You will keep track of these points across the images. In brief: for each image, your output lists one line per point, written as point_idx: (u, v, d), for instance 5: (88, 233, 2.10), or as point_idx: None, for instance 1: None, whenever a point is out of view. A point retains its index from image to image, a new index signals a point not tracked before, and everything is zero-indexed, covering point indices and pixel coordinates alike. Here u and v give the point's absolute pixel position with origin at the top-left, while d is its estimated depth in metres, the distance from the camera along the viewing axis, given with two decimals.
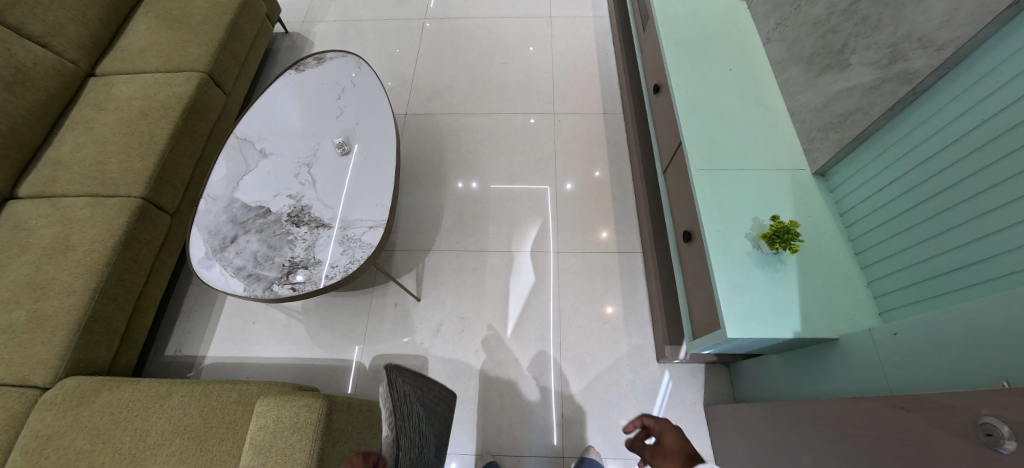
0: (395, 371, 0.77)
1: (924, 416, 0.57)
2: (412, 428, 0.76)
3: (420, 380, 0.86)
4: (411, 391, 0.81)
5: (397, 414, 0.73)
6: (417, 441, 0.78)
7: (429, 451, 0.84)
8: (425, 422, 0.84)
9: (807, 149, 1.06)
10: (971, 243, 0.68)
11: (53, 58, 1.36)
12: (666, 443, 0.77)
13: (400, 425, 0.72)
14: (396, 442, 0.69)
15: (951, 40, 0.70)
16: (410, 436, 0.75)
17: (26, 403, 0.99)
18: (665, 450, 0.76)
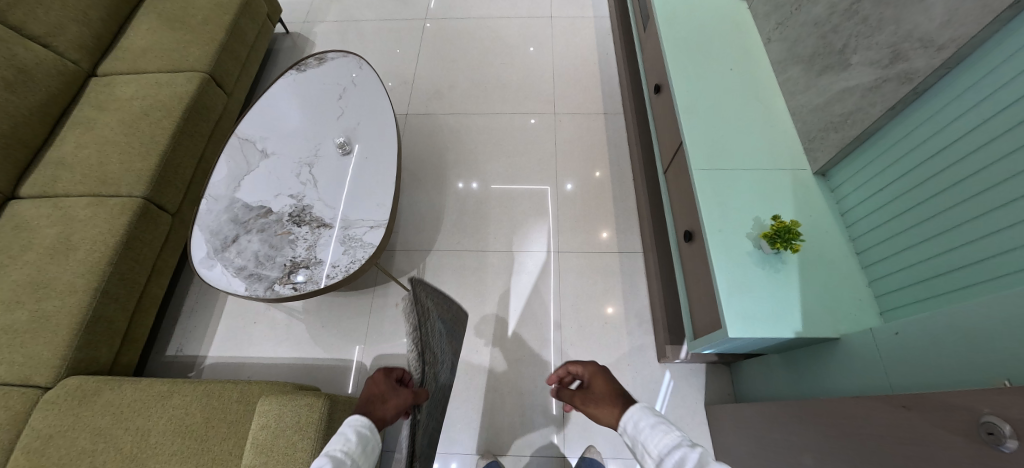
0: (421, 288, 0.78)
1: (926, 415, 0.57)
2: (435, 344, 0.78)
3: (443, 298, 0.87)
4: (436, 310, 0.82)
5: (423, 329, 0.74)
6: (439, 356, 0.81)
7: (448, 364, 0.88)
8: (446, 339, 0.86)
9: (808, 149, 1.06)
10: (970, 242, 0.68)
11: (54, 58, 1.36)
12: (596, 386, 0.77)
13: (426, 341, 0.74)
14: (422, 358, 0.71)
15: (951, 40, 0.70)
16: (435, 352, 0.78)
17: (28, 402, 0.99)
18: (594, 394, 0.76)
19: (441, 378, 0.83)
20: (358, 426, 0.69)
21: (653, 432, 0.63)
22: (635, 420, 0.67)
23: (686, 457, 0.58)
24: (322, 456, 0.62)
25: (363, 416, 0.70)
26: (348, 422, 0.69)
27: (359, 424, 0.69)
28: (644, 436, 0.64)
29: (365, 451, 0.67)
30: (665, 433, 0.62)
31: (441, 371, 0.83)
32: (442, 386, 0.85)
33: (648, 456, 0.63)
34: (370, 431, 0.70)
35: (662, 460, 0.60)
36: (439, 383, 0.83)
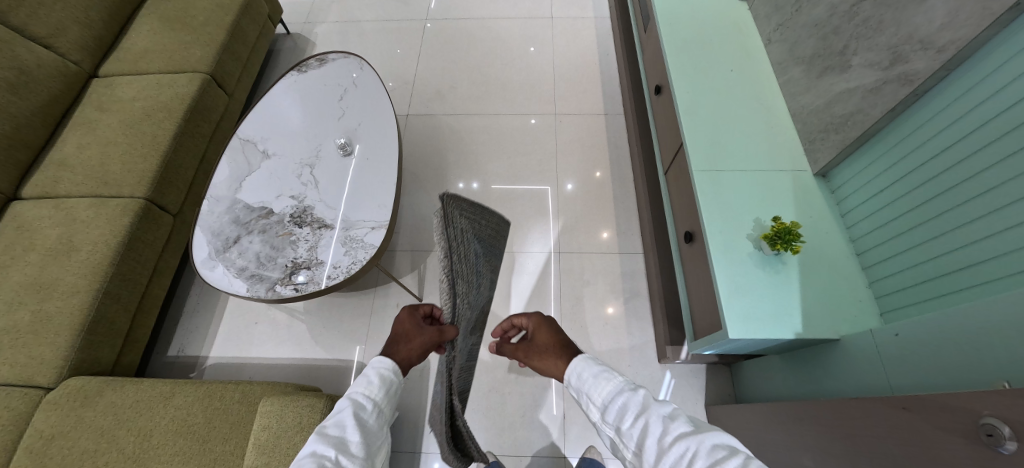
0: (446, 209, 0.70)
1: (925, 416, 0.58)
2: (471, 269, 0.72)
3: (478, 212, 0.78)
4: (469, 231, 0.73)
5: (451, 261, 0.67)
6: (477, 281, 0.75)
7: (487, 282, 0.83)
8: (484, 258, 0.79)
9: (808, 150, 1.06)
10: (970, 244, 0.68)
11: (56, 59, 1.37)
12: (540, 335, 0.80)
13: (456, 273, 0.68)
14: (453, 294, 0.67)
15: (951, 42, 0.70)
16: (472, 279, 0.72)
17: (30, 403, 1.00)
18: (535, 345, 0.79)
19: (480, 300, 0.79)
20: (381, 370, 0.71)
21: (594, 380, 0.66)
22: (574, 371, 0.70)
23: (629, 404, 0.61)
24: (345, 400, 0.65)
25: (387, 359, 0.73)
26: (371, 367, 0.71)
27: (383, 368, 0.72)
28: (587, 387, 0.67)
29: (387, 394, 0.70)
30: (607, 381, 0.65)
31: (479, 291, 0.78)
32: (482, 306, 0.81)
33: (593, 405, 0.66)
34: (392, 375, 0.72)
35: (606, 407, 0.63)
36: (480, 305, 0.79)
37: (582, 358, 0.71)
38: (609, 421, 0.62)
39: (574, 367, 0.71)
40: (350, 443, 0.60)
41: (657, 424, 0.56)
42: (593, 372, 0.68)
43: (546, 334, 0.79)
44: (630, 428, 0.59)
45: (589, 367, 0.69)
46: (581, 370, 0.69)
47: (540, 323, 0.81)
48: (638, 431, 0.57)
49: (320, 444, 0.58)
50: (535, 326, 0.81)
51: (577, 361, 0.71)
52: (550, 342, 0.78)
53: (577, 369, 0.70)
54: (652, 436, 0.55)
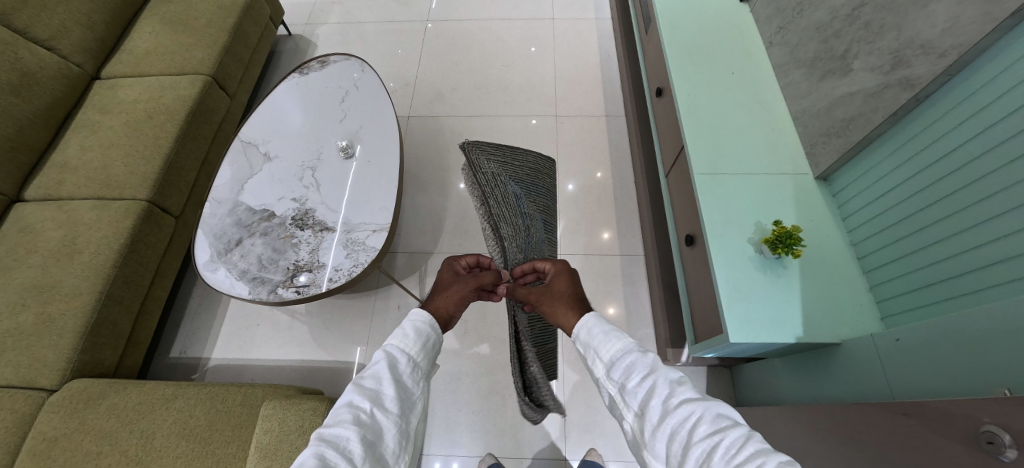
0: (473, 161, 0.91)
1: (927, 422, 0.57)
2: (513, 206, 0.87)
3: (507, 156, 0.93)
4: (500, 173, 0.90)
5: (485, 202, 0.89)
6: (524, 214, 0.88)
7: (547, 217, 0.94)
8: (529, 195, 0.90)
9: (809, 154, 1.07)
10: (970, 250, 0.68)
11: (58, 61, 1.37)
12: (558, 283, 0.72)
13: (496, 213, 0.87)
14: (497, 233, 0.86)
15: (953, 47, 0.70)
16: (516, 212, 0.87)
17: (33, 404, 1.00)
18: (553, 292, 0.71)
19: (541, 229, 0.90)
20: (418, 322, 0.61)
21: (607, 337, 0.58)
22: (588, 325, 0.61)
23: (637, 363, 0.53)
24: (379, 351, 0.56)
25: (423, 313, 0.63)
26: (409, 318, 0.62)
27: (420, 321, 0.62)
28: (598, 343, 0.58)
29: (425, 348, 0.60)
30: (618, 340, 0.57)
31: (538, 223, 0.89)
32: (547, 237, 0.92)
33: (600, 361, 0.57)
34: (429, 329, 0.62)
35: (612, 364, 0.55)
36: (542, 235, 0.90)
37: (592, 315, 0.62)
38: (616, 380, 0.54)
39: (586, 323, 0.62)
40: (386, 399, 0.52)
41: (663, 385, 0.49)
42: (602, 330, 0.59)
43: (562, 283, 0.72)
44: (635, 387, 0.51)
45: (598, 324, 0.60)
46: (591, 328, 0.61)
47: (561, 270, 0.74)
48: (644, 391, 0.50)
49: (355, 395, 0.50)
50: (554, 273, 0.75)
51: (587, 318, 0.62)
52: (564, 292, 0.70)
53: (587, 325, 0.61)
54: (656, 395, 0.48)
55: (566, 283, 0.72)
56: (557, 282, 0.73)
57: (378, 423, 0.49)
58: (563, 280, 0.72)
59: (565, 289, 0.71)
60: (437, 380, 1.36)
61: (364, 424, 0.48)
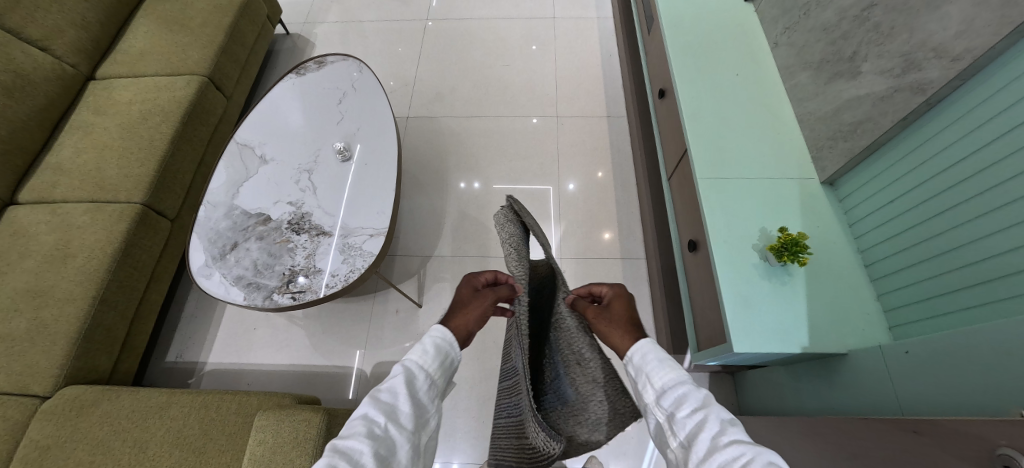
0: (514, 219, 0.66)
1: (938, 442, 0.56)
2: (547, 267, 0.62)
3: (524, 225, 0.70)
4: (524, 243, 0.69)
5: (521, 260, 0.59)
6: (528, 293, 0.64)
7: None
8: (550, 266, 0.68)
9: (815, 158, 1.04)
10: (982, 261, 0.67)
11: (52, 62, 1.35)
12: (614, 305, 0.59)
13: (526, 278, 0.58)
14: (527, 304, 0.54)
15: (967, 50, 0.68)
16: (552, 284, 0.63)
17: (26, 412, 0.99)
18: (610, 312, 0.58)
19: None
20: (442, 339, 0.53)
21: (661, 363, 0.49)
22: (641, 350, 0.51)
23: (690, 396, 0.45)
24: (398, 362, 0.48)
25: (445, 329, 0.54)
26: (432, 331, 0.53)
27: (441, 336, 0.53)
28: (649, 367, 0.49)
29: (448, 367, 0.52)
30: (672, 369, 0.48)
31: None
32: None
33: (649, 388, 0.49)
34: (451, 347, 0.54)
35: (664, 393, 0.47)
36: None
37: (646, 339, 0.53)
38: (669, 413, 0.45)
39: (639, 346, 0.52)
40: (401, 414, 0.45)
41: (715, 421, 0.41)
42: (654, 356, 0.50)
43: (619, 303, 0.59)
44: (685, 418, 0.43)
45: (652, 350, 0.51)
46: (644, 352, 0.51)
47: (620, 291, 0.61)
48: (694, 424, 0.42)
49: (370, 407, 0.43)
50: (614, 290, 0.61)
51: (641, 343, 0.53)
52: (621, 314, 0.58)
53: (640, 350, 0.52)
54: (705, 430, 0.40)
55: (625, 304, 0.59)
56: (615, 301, 0.60)
57: (392, 439, 0.42)
58: (621, 300, 0.60)
59: (622, 310, 0.58)
60: None
61: (377, 438, 0.41)
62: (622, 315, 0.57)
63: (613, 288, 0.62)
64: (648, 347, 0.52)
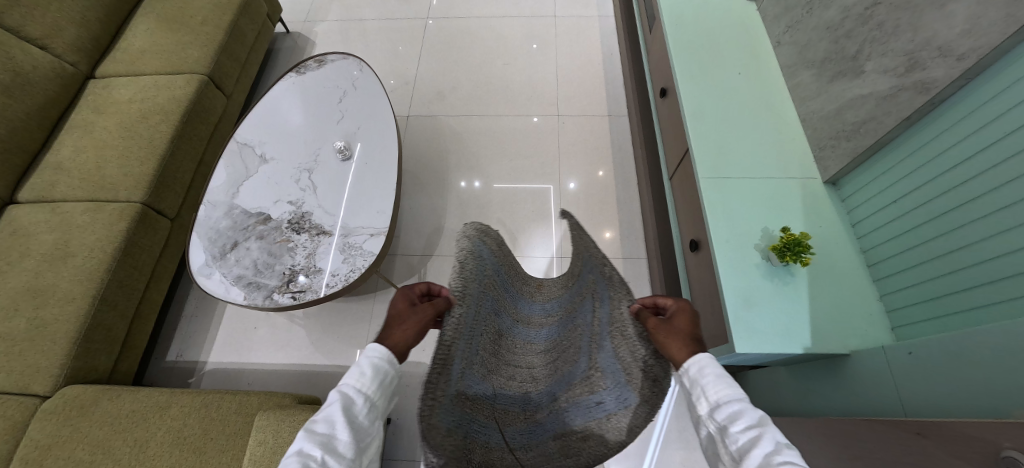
0: (478, 233, 0.58)
1: (942, 444, 0.55)
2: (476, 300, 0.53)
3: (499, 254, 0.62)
4: (498, 261, 0.60)
5: (465, 282, 0.51)
6: (489, 320, 0.56)
7: (529, 320, 0.63)
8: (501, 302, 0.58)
9: (818, 157, 1.04)
10: (986, 262, 0.66)
11: (51, 60, 1.35)
12: (677, 320, 0.54)
13: (465, 306, 0.49)
14: (448, 348, 0.45)
15: (972, 50, 0.68)
16: (602, 299, 0.56)
17: (26, 411, 0.99)
18: (673, 325, 0.52)
19: (568, 330, 0.61)
20: (383, 360, 0.50)
21: (719, 376, 0.48)
22: (699, 363, 0.50)
23: (746, 413, 0.45)
24: (336, 389, 0.47)
25: (382, 347, 0.51)
26: (370, 350, 0.50)
27: (380, 356, 0.51)
28: (705, 380, 0.48)
29: (391, 388, 0.51)
30: (729, 385, 0.47)
31: (535, 329, 0.62)
32: (557, 341, 0.60)
33: (702, 400, 0.48)
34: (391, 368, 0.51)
35: (718, 407, 0.47)
36: (558, 337, 0.61)
37: (703, 351, 0.51)
38: (722, 428, 0.46)
39: (696, 359, 0.50)
40: (339, 443, 0.44)
41: (770, 440, 0.41)
42: (711, 370, 0.49)
43: (681, 319, 0.54)
44: (739, 434, 0.44)
45: (709, 363, 0.49)
46: (702, 366, 0.49)
47: (684, 307, 0.56)
48: (748, 442, 0.42)
49: (305, 441, 0.43)
50: (679, 306, 0.56)
51: (698, 354, 0.51)
52: (684, 330, 0.53)
53: (696, 364, 0.50)
54: (760, 448, 0.41)
55: (687, 321, 0.54)
56: (679, 316, 0.54)
57: None
58: (684, 317, 0.55)
59: (685, 326, 0.53)
60: None
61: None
62: (683, 331, 0.52)
63: (680, 304, 0.56)
64: (707, 362, 0.50)
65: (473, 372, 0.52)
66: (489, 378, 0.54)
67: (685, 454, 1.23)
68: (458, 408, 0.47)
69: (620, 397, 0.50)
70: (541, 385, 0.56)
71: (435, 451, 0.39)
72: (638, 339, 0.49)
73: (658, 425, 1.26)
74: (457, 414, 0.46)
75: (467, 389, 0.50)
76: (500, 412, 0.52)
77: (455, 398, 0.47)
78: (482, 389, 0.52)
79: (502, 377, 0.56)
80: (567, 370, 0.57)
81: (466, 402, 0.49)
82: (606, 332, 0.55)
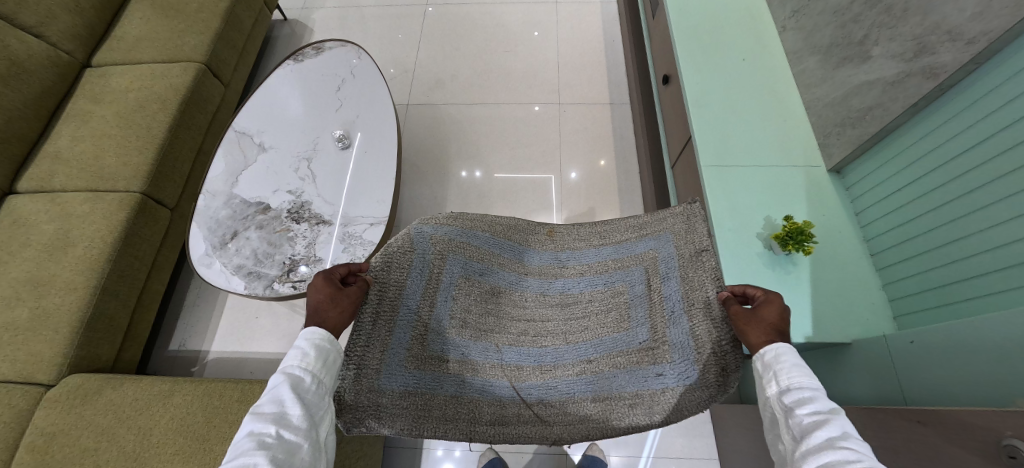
0: (424, 223, 0.72)
1: (942, 432, 0.55)
2: (410, 286, 0.67)
3: (459, 230, 0.72)
4: (455, 236, 0.72)
5: (385, 267, 0.66)
6: (459, 286, 0.70)
7: (536, 276, 0.74)
8: (467, 274, 0.71)
9: (822, 145, 1.02)
10: (986, 252, 0.66)
11: (47, 49, 1.33)
12: (766, 308, 0.55)
13: (387, 284, 0.65)
14: (376, 322, 0.62)
15: (982, 33, 0.66)
16: (671, 280, 0.67)
17: (31, 400, 0.99)
18: (759, 314, 0.55)
19: (600, 290, 0.72)
20: (320, 341, 0.54)
21: (795, 364, 0.48)
22: (776, 350, 0.50)
23: (820, 401, 0.44)
24: (277, 373, 0.49)
25: (317, 329, 0.55)
26: (306, 334, 0.54)
27: (318, 336, 0.54)
28: (779, 365, 0.49)
29: (331, 365, 0.54)
30: (808, 375, 0.47)
31: (550, 283, 0.73)
32: (576, 296, 0.72)
33: (773, 383, 0.49)
34: (332, 345, 0.55)
35: (787, 391, 0.47)
36: (579, 291, 0.72)
37: (783, 343, 0.52)
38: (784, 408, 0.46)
39: (773, 347, 0.51)
40: (292, 418, 0.46)
41: (837, 426, 0.41)
42: (786, 357, 0.49)
43: (771, 306, 0.55)
44: (804, 416, 0.44)
45: (788, 352, 0.50)
46: (775, 353, 0.50)
47: (776, 295, 0.56)
48: (813, 423, 0.42)
49: (255, 423, 0.44)
50: (770, 293, 0.57)
51: (779, 344, 0.52)
52: (768, 316, 0.54)
53: (772, 350, 0.51)
54: (823, 430, 0.41)
55: (776, 307, 0.55)
56: (768, 302, 0.56)
57: (288, 442, 0.44)
58: (775, 305, 0.55)
59: (773, 312, 0.55)
60: None
61: (272, 448, 0.43)
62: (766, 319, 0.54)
63: (771, 293, 0.57)
64: (787, 350, 0.50)
65: (457, 337, 0.66)
66: (484, 340, 0.67)
67: (685, 442, 1.24)
68: (433, 372, 0.63)
69: (682, 374, 0.60)
70: (560, 343, 0.67)
71: (381, 410, 0.58)
72: (724, 323, 0.59)
73: None
74: (431, 378, 0.62)
75: (449, 356, 0.65)
76: (509, 372, 0.65)
77: (425, 365, 0.63)
78: (474, 352, 0.66)
79: (506, 335, 0.68)
80: (610, 335, 0.67)
81: (448, 365, 0.64)
82: (681, 311, 0.64)
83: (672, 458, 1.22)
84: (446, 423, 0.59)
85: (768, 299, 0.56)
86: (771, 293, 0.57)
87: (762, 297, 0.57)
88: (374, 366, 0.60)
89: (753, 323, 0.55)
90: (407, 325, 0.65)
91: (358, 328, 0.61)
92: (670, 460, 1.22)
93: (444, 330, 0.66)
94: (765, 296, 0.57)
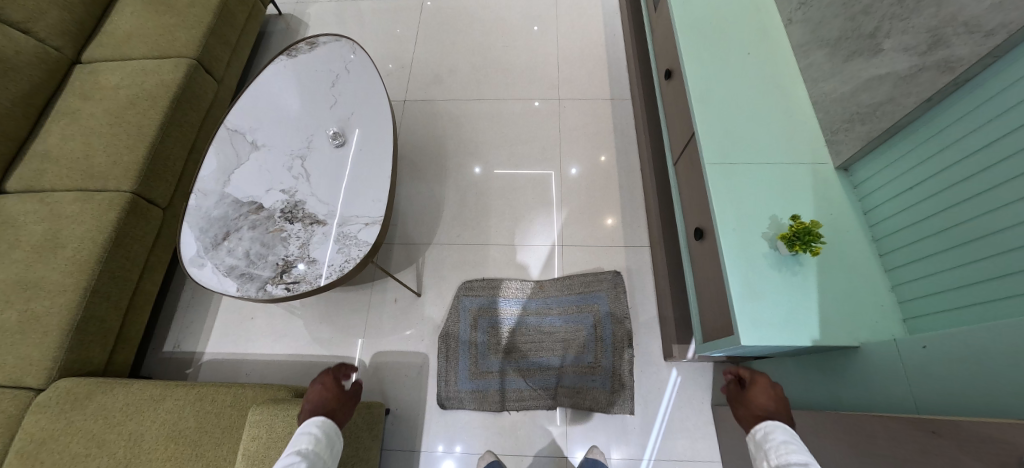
0: (462, 290, 1.43)
1: (959, 444, 0.53)
2: (462, 335, 1.37)
3: (486, 294, 1.42)
4: (481, 301, 1.41)
5: (446, 327, 1.38)
6: (490, 331, 1.38)
7: (534, 316, 1.38)
8: (493, 324, 1.38)
9: (830, 142, 0.99)
10: (1003, 254, 0.63)
11: (35, 45, 1.30)
12: (755, 391, 0.75)
13: (448, 335, 1.38)
14: (446, 359, 1.35)
15: (1002, 25, 0.62)
16: (609, 328, 1.35)
17: (20, 405, 0.97)
18: (752, 397, 0.74)
19: (571, 326, 1.36)
20: (320, 430, 0.75)
21: (781, 439, 0.66)
22: (766, 429, 0.69)
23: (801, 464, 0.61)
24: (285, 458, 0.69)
25: (315, 422, 0.76)
26: (312, 421, 0.76)
27: (320, 426, 0.76)
28: (771, 442, 0.66)
29: (327, 448, 0.75)
30: (791, 446, 0.64)
31: (542, 318, 1.38)
32: (558, 328, 1.36)
33: (769, 459, 0.65)
34: (327, 433, 0.76)
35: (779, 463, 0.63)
36: (558, 325, 1.37)
37: (774, 423, 0.69)
38: None
39: (766, 427, 0.69)
40: None
41: None
42: (774, 434, 0.67)
43: (759, 392, 0.74)
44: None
45: (777, 430, 0.67)
46: (768, 432, 0.68)
47: (761, 378, 0.76)
48: None
49: None
50: (760, 379, 0.75)
51: (769, 423, 0.69)
52: (764, 401, 0.73)
53: (766, 429, 0.69)
54: None
55: (766, 391, 0.74)
56: (759, 388, 0.74)
57: None
58: (763, 389, 0.74)
59: (766, 397, 0.73)
60: (431, 377, 1.33)
61: None
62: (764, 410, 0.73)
63: (758, 378, 0.76)
64: (777, 429, 0.67)
65: (494, 359, 1.34)
66: (511, 359, 1.34)
67: (688, 444, 1.22)
68: (486, 378, 1.32)
69: (609, 383, 1.29)
70: (548, 358, 1.33)
71: (462, 399, 1.30)
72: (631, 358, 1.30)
73: (659, 413, 1.25)
74: (486, 382, 1.32)
75: (493, 370, 1.33)
76: (521, 375, 1.32)
77: (481, 374, 1.33)
78: (506, 368, 1.33)
79: (521, 353, 1.35)
80: (576, 356, 1.33)
81: (493, 374, 1.33)
82: (613, 348, 1.32)
83: (674, 460, 1.20)
84: (495, 404, 1.29)
85: (756, 382, 0.75)
86: (762, 378, 0.76)
87: (754, 381, 0.76)
88: (454, 377, 1.32)
89: (752, 409, 0.74)
90: (464, 356, 1.35)
91: (440, 357, 1.35)
92: (671, 463, 1.20)
93: (486, 358, 1.35)
94: (757, 380, 0.76)
